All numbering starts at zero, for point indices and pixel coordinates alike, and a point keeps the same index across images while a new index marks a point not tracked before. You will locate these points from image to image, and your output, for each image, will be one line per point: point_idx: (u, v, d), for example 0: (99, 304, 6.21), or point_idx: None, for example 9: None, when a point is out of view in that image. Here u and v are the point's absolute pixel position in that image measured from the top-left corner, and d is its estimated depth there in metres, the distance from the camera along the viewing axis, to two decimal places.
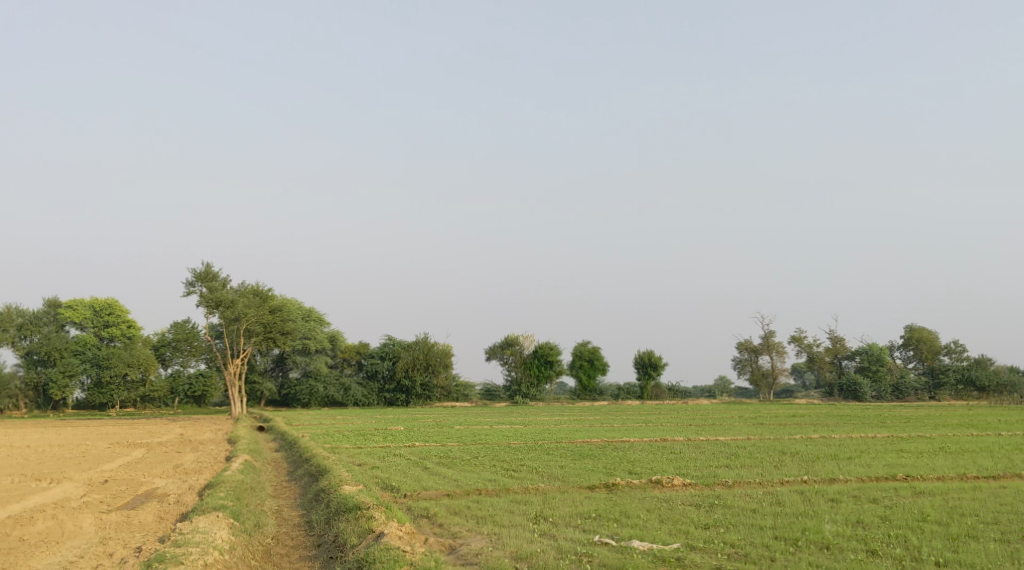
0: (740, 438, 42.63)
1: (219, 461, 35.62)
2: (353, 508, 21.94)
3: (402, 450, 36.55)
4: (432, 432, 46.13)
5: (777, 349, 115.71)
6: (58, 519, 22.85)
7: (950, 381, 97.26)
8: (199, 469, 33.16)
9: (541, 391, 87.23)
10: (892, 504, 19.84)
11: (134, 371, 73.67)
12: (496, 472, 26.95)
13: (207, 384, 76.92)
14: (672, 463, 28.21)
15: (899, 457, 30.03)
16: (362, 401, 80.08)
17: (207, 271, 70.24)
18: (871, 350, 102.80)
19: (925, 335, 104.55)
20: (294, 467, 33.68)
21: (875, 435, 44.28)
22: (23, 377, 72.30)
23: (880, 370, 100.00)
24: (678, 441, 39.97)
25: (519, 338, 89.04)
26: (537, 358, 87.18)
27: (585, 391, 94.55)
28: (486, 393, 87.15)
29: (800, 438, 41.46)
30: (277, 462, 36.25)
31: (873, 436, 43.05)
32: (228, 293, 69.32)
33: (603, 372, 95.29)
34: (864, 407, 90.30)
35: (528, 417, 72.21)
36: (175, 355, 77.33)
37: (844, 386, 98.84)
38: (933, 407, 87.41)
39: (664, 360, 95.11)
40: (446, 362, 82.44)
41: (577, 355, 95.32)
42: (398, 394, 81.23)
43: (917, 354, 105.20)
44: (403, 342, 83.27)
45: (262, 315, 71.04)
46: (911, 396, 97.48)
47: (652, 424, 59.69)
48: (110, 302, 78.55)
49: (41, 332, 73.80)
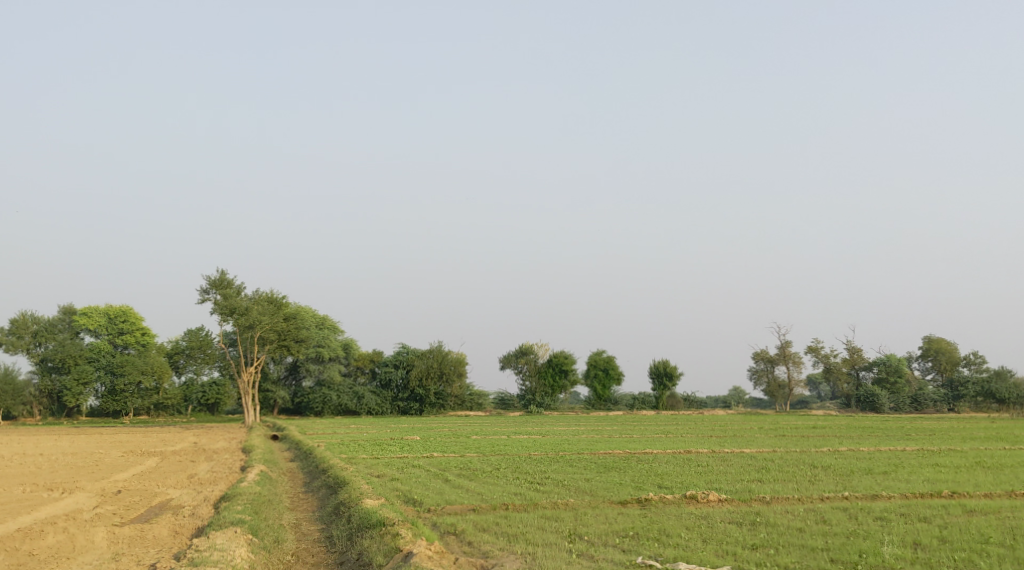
0: (765, 451, 41.58)
1: (234, 471, 34.87)
2: (377, 523, 21.10)
3: (420, 461, 35.71)
4: (449, 442, 45.20)
5: (793, 360, 114.35)
6: (70, 534, 22.08)
7: (969, 393, 95.88)
8: (213, 481, 32.39)
9: (556, 401, 86.31)
10: (948, 524, 18.92)
11: (148, 379, 73.33)
12: (521, 486, 26.12)
13: (219, 393, 76.60)
14: (700, 477, 27.28)
15: (936, 472, 28.92)
16: (375, 410, 78.92)
17: (221, 279, 69.74)
18: (889, 362, 101.39)
19: (944, 346, 103.07)
20: (311, 479, 32.88)
21: (901, 448, 43.24)
22: (38, 384, 71.99)
23: (899, 382, 98.72)
24: (702, 453, 38.96)
25: (533, 347, 88.10)
26: (552, 367, 86.37)
27: (600, 401, 93.38)
28: (500, 402, 86.18)
29: (827, 451, 40.35)
30: (293, 472, 35.46)
31: (901, 449, 41.95)
32: (242, 300, 68.75)
33: (618, 381, 94.29)
34: (884, 419, 88.99)
35: (544, 427, 71.31)
36: (189, 363, 76.70)
37: (861, 397, 97.49)
38: (954, 420, 86.07)
39: (679, 370, 94.04)
40: (461, 371, 81.50)
41: (592, 364, 94.40)
42: (412, 403, 80.44)
43: (936, 365, 103.70)
44: (417, 350, 82.52)
45: (277, 323, 70.39)
46: (930, 407, 96.06)
47: (671, 436, 58.76)
48: (124, 310, 77.76)
49: (56, 339, 73.27)
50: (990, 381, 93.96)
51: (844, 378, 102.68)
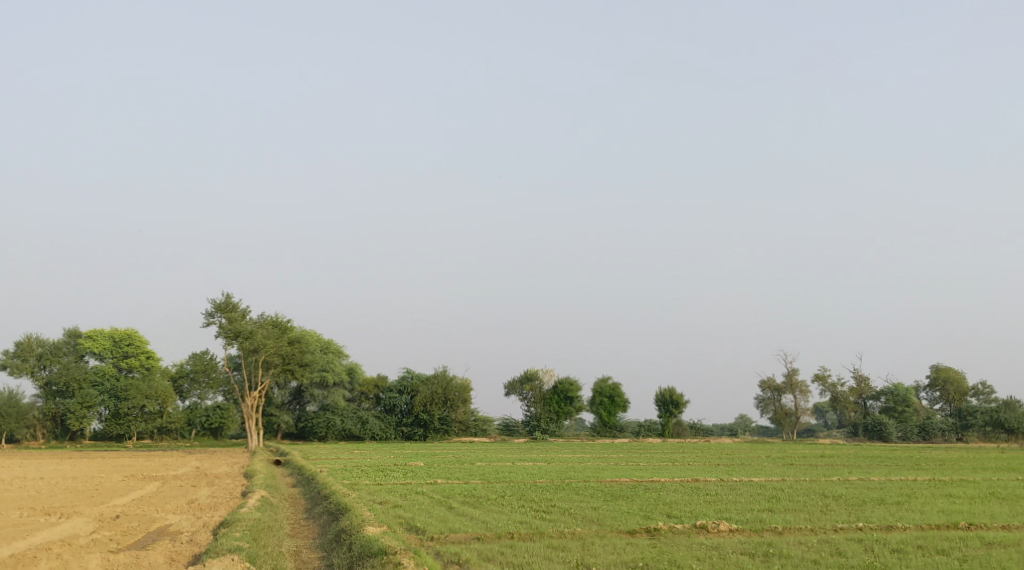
0: (774, 479, 40.99)
1: (235, 497, 34.34)
2: (378, 553, 20.59)
3: (424, 487, 35.17)
4: (453, 469, 44.62)
5: (800, 388, 113.50)
6: (64, 560, 21.61)
7: (977, 423, 95.09)
8: (214, 506, 31.89)
9: (561, 428, 85.60)
10: (967, 557, 18.40)
11: (152, 403, 72.85)
12: (526, 514, 25.61)
13: (223, 417, 76.11)
14: (710, 507, 26.73)
15: (951, 503, 28.28)
16: (379, 436, 78.26)
17: (226, 302, 69.41)
18: (896, 391, 100.67)
19: (952, 376, 102.25)
20: (312, 505, 32.33)
21: (912, 479, 42.53)
22: (42, 408, 71.62)
23: (906, 411, 97.95)
24: (710, 482, 38.35)
25: (538, 373, 87.56)
26: (558, 394, 86.00)
27: (606, 428, 92.59)
28: (505, 428, 85.39)
29: (837, 481, 39.72)
30: (295, 498, 34.92)
31: (912, 479, 41.27)
32: (247, 323, 68.41)
33: (623, 409, 93.58)
34: (892, 449, 88.04)
35: (548, 454, 70.60)
36: (193, 387, 76.25)
37: (869, 426, 96.63)
38: (964, 450, 85.15)
39: (685, 398, 93.34)
40: (465, 397, 80.98)
41: (597, 391, 93.79)
42: (415, 428, 79.79)
43: (944, 395, 102.76)
44: (422, 376, 82.03)
45: (281, 347, 69.99)
46: (938, 437, 95.01)
47: (678, 464, 58.05)
48: (130, 333, 77.15)
49: (60, 362, 72.94)
50: (999, 411, 93.41)
51: (851, 407, 101.75)
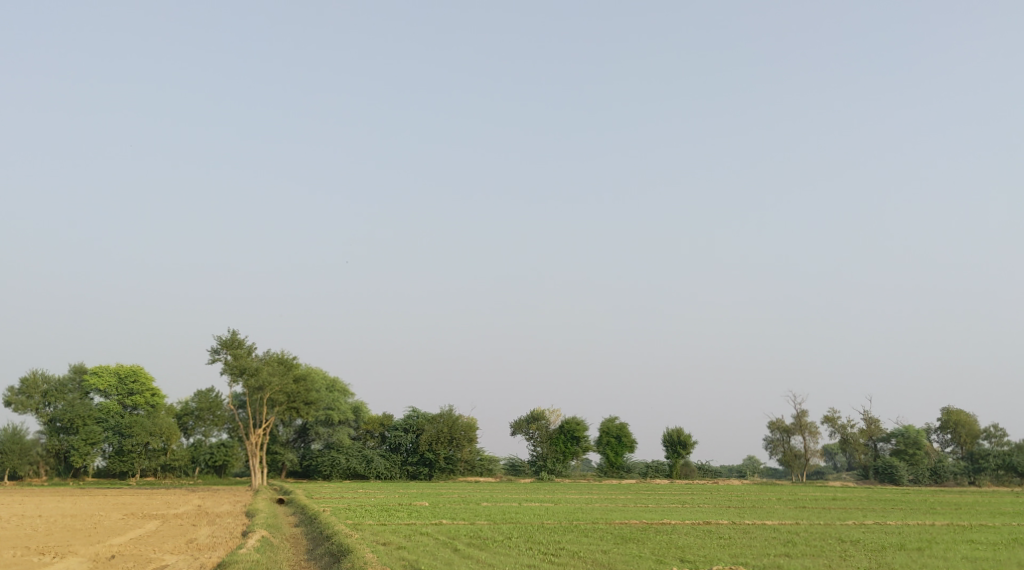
0: (787, 523, 40.07)
1: (235, 537, 33.50)
2: None
3: (429, 528, 34.35)
4: (459, 510, 43.67)
5: (810, 430, 112.15)
6: None
7: (990, 466, 93.87)
8: (212, 546, 31.09)
9: (567, 468, 84.44)
10: None
11: (156, 440, 72.15)
12: (535, 557, 24.81)
13: (227, 454, 75.27)
14: (724, 551, 25.94)
15: (973, 548, 27.43)
16: (384, 474, 77.24)
17: (232, 338, 68.86)
18: (907, 433, 98.77)
19: (964, 419, 100.81)
20: (314, 546, 31.53)
21: (927, 524, 41.53)
22: (45, 444, 70.85)
23: (918, 454, 96.14)
24: (723, 525, 37.47)
25: (545, 413, 86.54)
26: (564, 434, 84.85)
27: (613, 468, 91.42)
28: (511, 468, 84.28)
29: (853, 525, 38.78)
30: (296, 538, 34.04)
31: (928, 524, 40.31)
32: (253, 360, 67.83)
33: (630, 449, 92.38)
34: (905, 492, 86.66)
35: (555, 495, 69.52)
36: (198, 425, 75.49)
37: (880, 469, 95.24)
38: (978, 494, 83.79)
39: (693, 439, 92.22)
40: (471, 436, 80.07)
41: (604, 431, 92.64)
42: (420, 467, 78.80)
43: (955, 438, 101.25)
44: (427, 414, 81.20)
45: (286, 384, 69.29)
46: (950, 480, 93.82)
47: (689, 506, 56.94)
48: (135, 369, 76.39)
49: (65, 399, 72.17)
50: (1012, 454, 93.22)
51: (861, 449, 100.30)
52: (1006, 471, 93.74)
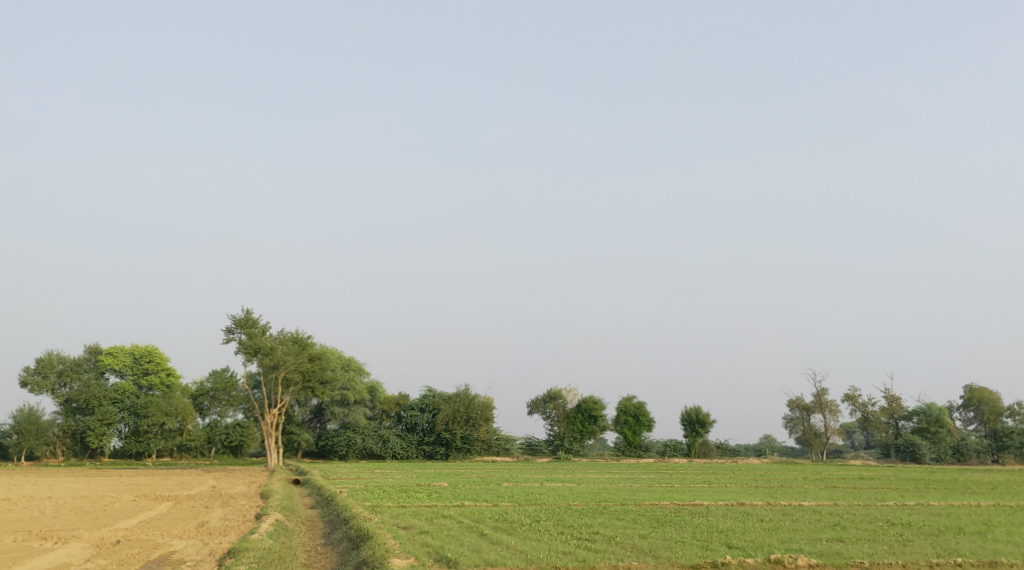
0: (826, 504, 38.28)
1: (247, 520, 31.87)
2: None
3: (452, 510, 32.75)
4: (480, 491, 41.96)
5: (829, 408, 110.24)
6: None
7: (1013, 444, 92.74)
8: (223, 530, 29.43)
9: (584, 447, 82.86)
10: None
11: (172, 421, 70.79)
12: (569, 543, 23.01)
13: (243, 435, 73.92)
14: (771, 536, 24.19)
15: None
16: (401, 454, 75.76)
17: (247, 317, 67.36)
18: (929, 411, 96.29)
19: (987, 396, 98.28)
20: (331, 529, 29.98)
21: (965, 504, 39.70)
22: (61, 425, 69.69)
23: (940, 432, 93.49)
24: (758, 506, 35.74)
25: (562, 392, 84.76)
26: (581, 413, 83.14)
27: (631, 448, 89.77)
28: (528, 447, 82.74)
29: (895, 507, 36.96)
30: (312, 521, 32.55)
31: (969, 505, 38.52)
32: (268, 340, 66.36)
33: (648, 428, 90.61)
34: (931, 471, 84.48)
35: (575, 474, 67.91)
36: (213, 405, 74.08)
37: (901, 447, 93.21)
38: (1005, 473, 81.76)
39: (711, 417, 90.44)
40: (488, 416, 78.50)
41: (622, 410, 90.93)
42: (437, 447, 77.34)
43: (978, 415, 98.79)
44: (443, 394, 79.67)
45: (301, 364, 67.76)
46: (973, 458, 92.01)
47: (717, 486, 55.09)
48: (150, 349, 74.90)
49: (80, 379, 70.90)
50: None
51: (882, 427, 98.07)
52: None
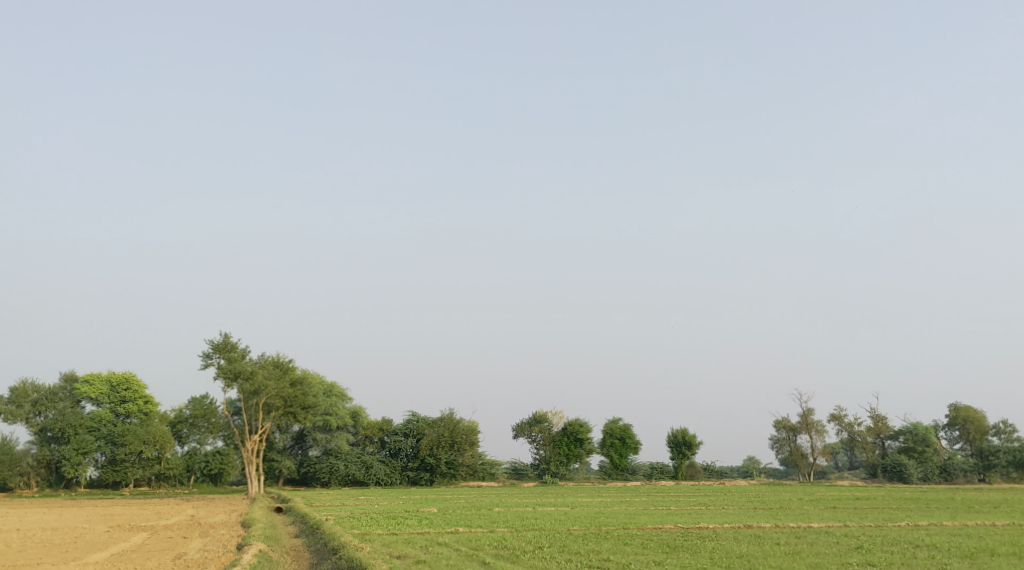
0: (836, 526, 36.57)
1: (228, 551, 29.76)
2: None
3: (445, 537, 30.90)
4: (471, 516, 39.97)
5: (816, 428, 108.70)
6: None
7: (1000, 463, 90.93)
8: (202, 563, 27.33)
9: (571, 471, 80.89)
10: None
11: (151, 449, 68.36)
12: None
13: (223, 462, 71.47)
14: (797, 560, 22.60)
15: None
16: (384, 480, 73.53)
17: (226, 341, 65.33)
18: (916, 430, 94.92)
19: (972, 414, 97.08)
20: (318, 560, 28.00)
21: (966, 523, 38.19)
22: (36, 455, 67.05)
23: (927, 451, 92.15)
24: (766, 529, 34.11)
25: (548, 415, 82.81)
26: (567, 436, 81.20)
27: (617, 471, 87.81)
28: (513, 472, 80.74)
29: (905, 528, 35.34)
30: (298, 551, 30.57)
31: (977, 525, 36.90)
32: (247, 364, 64.35)
33: (635, 450, 88.85)
34: (922, 490, 82.78)
35: (565, 498, 65.94)
36: (192, 432, 71.69)
37: (888, 467, 91.36)
38: (996, 491, 80.21)
39: (698, 439, 88.70)
40: (473, 440, 76.51)
41: (608, 432, 88.98)
42: (421, 473, 75.17)
43: (964, 434, 97.46)
44: (427, 419, 77.57)
45: (282, 389, 65.68)
46: (960, 477, 90.41)
47: (713, 508, 53.15)
48: (128, 376, 72.52)
49: (56, 408, 68.42)
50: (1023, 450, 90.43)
51: (868, 447, 96.48)
52: (1015, 468, 91.02)
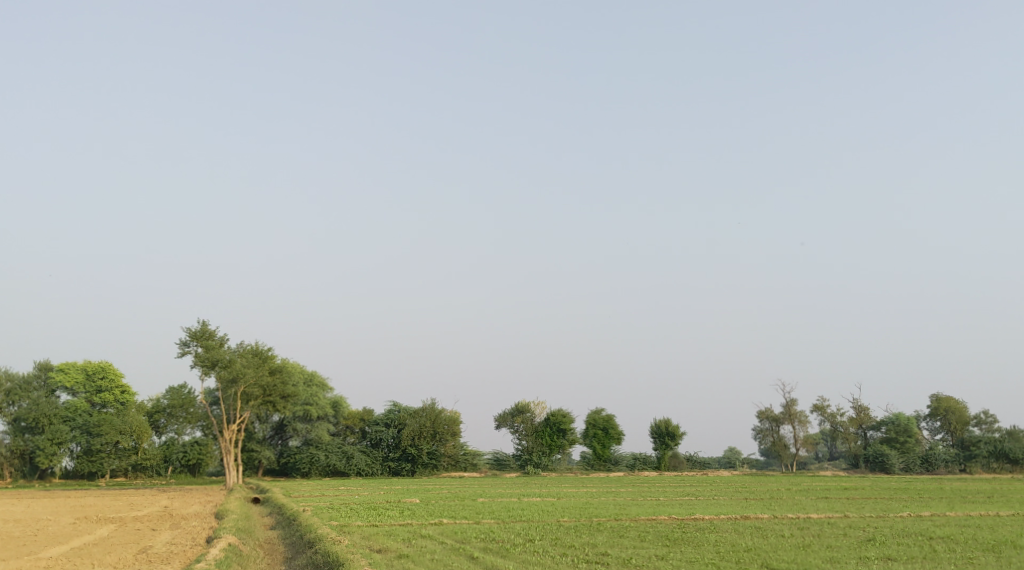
0: (836, 516, 35.10)
1: (197, 545, 27.89)
2: None
3: (429, 529, 29.14)
4: (456, 507, 38.16)
5: (799, 418, 107.50)
6: None
7: (981, 453, 89.87)
8: (165, 558, 25.26)
9: (554, 462, 79.28)
10: None
11: (127, 439, 66.33)
12: None
13: (201, 453, 69.39)
14: (811, 556, 20.95)
15: None
16: (365, 471, 71.75)
17: (203, 329, 63.22)
18: (898, 421, 93.81)
19: (953, 405, 96.00)
20: (294, 554, 26.11)
21: (965, 515, 36.86)
22: (8, 445, 64.63)
23: (908, 442, 91.11)
24: (765, 520, 32.53)
25: (530, 405, 81.10)
26: (550, 427, 79.48)
27: (600, 461, 86.29)
28: (495, 463, 79.17)
29: (906, 518, 33.82)
30: (272, 545, 28.66)
31: (976, 515, 35.48)
32: (226, 352, 62.26)
33: (618, 441, 87.32)
34: (906, 481, 81.66)
35: (549, 489, 64.39)
36: (170, 422, 69.58)
37: (870, 458, 90.16)
38: (980, 483, 79.18)
39: (682, 429, 87.32)
40: (455, 430, 74.77)
41: (590, 423, 87.50)
42: (403, 463, 73.41)
43: (945, 425, 96.46)
44: (409, 408, 75.77)
45: (261, 377, 63.66)
46: (942, 468, 89.42)
47: (703, 500, 51.60)
48: (103, 365, 70.39)
49: (30, 397, 65.85)
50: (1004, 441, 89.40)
51: (850, 438, 95.21)
52: (996, 459, 90.07)
